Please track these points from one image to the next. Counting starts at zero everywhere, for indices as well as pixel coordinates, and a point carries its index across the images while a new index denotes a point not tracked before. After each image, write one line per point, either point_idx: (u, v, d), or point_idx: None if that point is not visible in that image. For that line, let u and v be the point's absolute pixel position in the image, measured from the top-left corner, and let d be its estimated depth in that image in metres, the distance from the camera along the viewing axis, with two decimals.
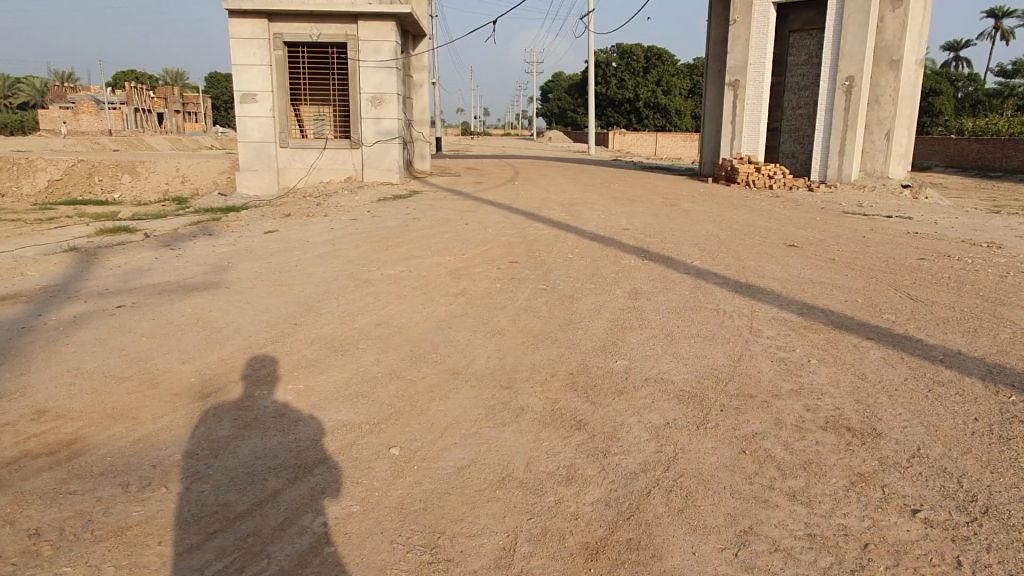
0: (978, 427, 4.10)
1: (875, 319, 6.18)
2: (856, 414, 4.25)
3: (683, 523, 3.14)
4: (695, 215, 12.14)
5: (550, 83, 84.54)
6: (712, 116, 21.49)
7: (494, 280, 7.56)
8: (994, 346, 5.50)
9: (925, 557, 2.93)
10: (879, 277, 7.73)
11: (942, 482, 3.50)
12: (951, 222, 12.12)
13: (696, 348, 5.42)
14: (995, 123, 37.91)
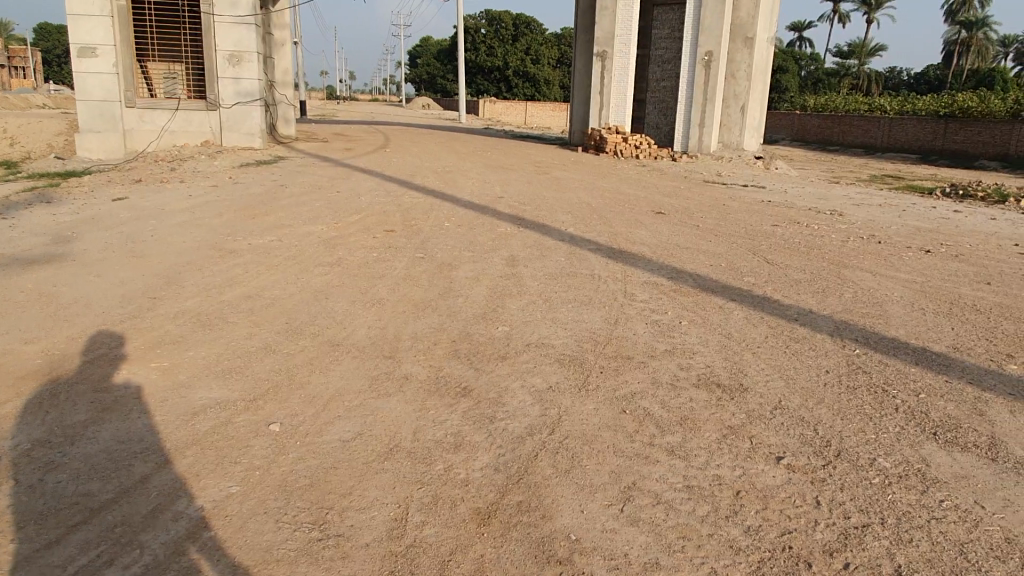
0: (829, 378, 4.48)
1: (737, 282, 6.56)
2: (724, 371, 4.51)
3: (571, 484, 3.22)
4: (567, 183, 12.36)
5: (419, 48, 82.89)
6: (581, 85, 21.89)
7: (370, 249, 7.36)
8: (840, 304, 6.01)
9: (790, 500, 3.16)
10: (739, 243, 8.21)
11: (801, 430, 3.80)
12: (798, 191, 13.06)
13: (574, 313, 5.54)
14: (833, 100, 41.15)
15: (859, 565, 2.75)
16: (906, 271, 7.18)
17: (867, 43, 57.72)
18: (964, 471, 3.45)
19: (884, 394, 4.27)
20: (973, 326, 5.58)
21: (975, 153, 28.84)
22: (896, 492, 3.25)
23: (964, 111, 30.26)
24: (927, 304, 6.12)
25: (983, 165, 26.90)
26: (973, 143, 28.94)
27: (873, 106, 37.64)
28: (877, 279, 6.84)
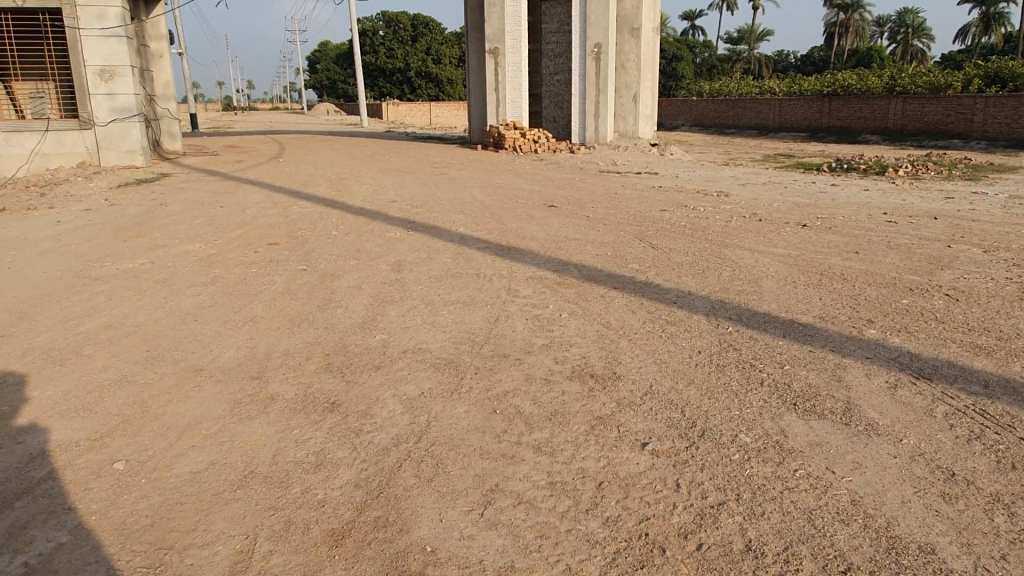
0: (701, 358, 4.57)
1: (619, 270, 6.64)
2: (599, 361, 4.53)
3: (432, 492, 3.15)
4: (462, 183, 12.31)
5: (317, 54, 81.21)
6: (477, 83, 21.91)
7: (249, 265, 7.09)
8: (717, 284, 6.15)
9: (650, 486, 3.18)
10: (626, 230, 8.34)
11: (668, 413, 3.84)
12: (688, 176, 13.41)
13: (455, 315, 5.46)
14: (726, 85, 42.61)
15: (711, 545, 2.78)
16: (782, 247, 7.43)
17: (754, 28, 60.09)
18: (819, 439, 3.56)
19: (751, 369, 4.38)
20: (839, 295, 5.82)
21: (858, 128, 30.40)
22: (754, 466, 3.31)
23: (845, 89, 31.88)
24: (799, 277, 6.35)
25: (866, 140, 28.37)
26: (855, 119, 30.50)
27: (763, 89, 39.13)
28: (753, 256, 7.06)
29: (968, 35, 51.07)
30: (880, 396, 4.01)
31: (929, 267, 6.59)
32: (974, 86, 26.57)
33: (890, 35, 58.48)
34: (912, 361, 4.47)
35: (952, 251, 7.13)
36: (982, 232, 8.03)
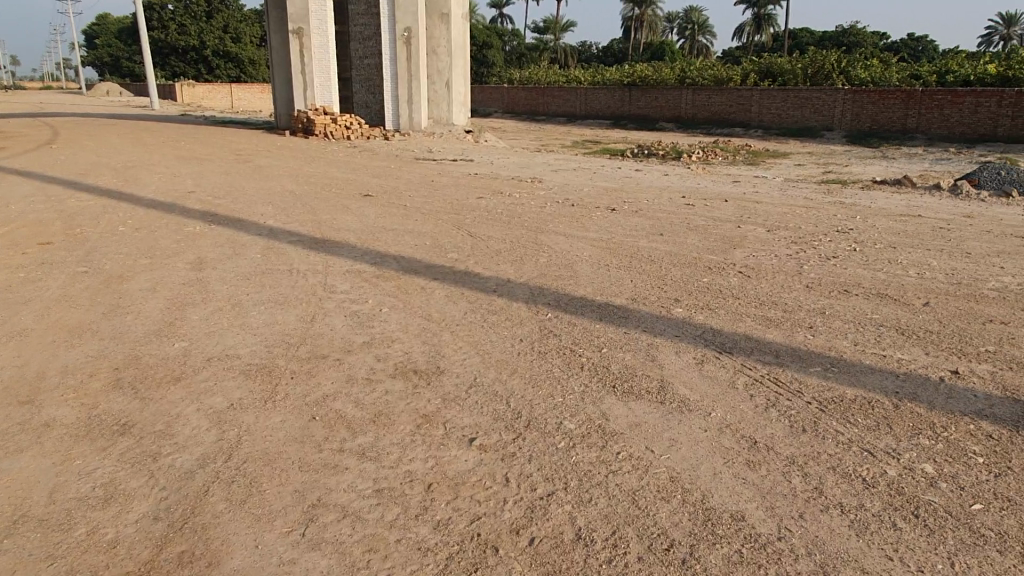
0: (523, 346, 4.59)
1: (439, 259, 6.54)
2: (423, 356, 4.40)
3: (245, 515, 2.87)
4: (269, 172, 11.58)
5: (95, 27, 72.95)
6: (281, 65, 20.78)
7: (15, 269, 6.14)
8: (536, 271, 6.23)
9: (480, 483, 3.12)
10: (444, 218, 8.26)
11: (494, 405, 3.80)
12: (503, 162, 13.59)
13: (266, 315, 5.07)
14: (535, 73, 43.87)
15: (542, 538, 2.77)
16: (594, 231, 7.72)
17: (559, 19, 62.36)
18: (638, 419, 3.69)
19: (571, 354, 4.47)
20: (647, 277, 6.13)
21: (655, 117, 32.61)
22: (579, 453, 3.36)
23: (643, 79, 34.03)
24: (611, 260, 6.61)
25: (662, 128, 30.50)
26: (653, 108, 32.67)
27: (569, 78, 40.77)
28: (568, 241, 7.26)
29: (743, 33, 56.57)
30: (690, 372, 4.25)
31: (724, 247, 7.14)
32: (751, 80, 29.46)
33: (679, 31, 63.27)
34: (714, 336, 4.80)
35: (741, 232, 7.79)
36: (764, 213, 8.86)
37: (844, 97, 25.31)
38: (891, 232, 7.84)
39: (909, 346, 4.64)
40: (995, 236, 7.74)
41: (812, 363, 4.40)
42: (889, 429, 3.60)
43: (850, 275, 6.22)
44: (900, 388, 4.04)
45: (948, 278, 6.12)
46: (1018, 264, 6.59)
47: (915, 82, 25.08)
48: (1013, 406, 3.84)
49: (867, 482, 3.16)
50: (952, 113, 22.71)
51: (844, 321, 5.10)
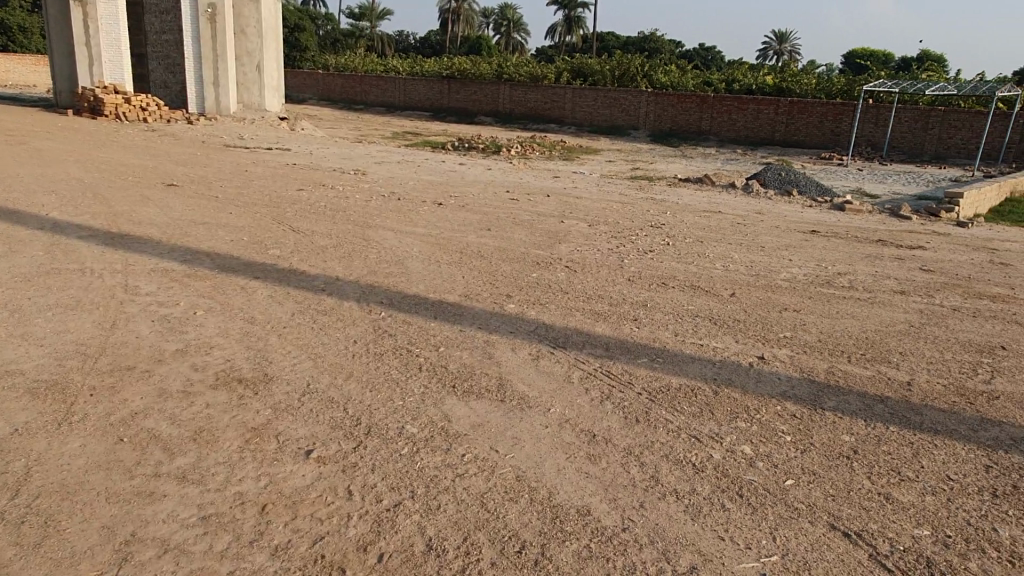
0: (357, 347, 4.39)
1: (259, 257, 6.09)
2: (246, 363, 4.06)
3: (44, 561, 2.47)
4: (51, 156, 10.21)
5: None
6: (60, 35, 18.47)
7: None
8: (365, 268, 6.00)
9: (320, 499, 2.92)
10: (263, 212, 7.74)
11: (331, 413, 3.59)
12: (322, 153, 13.02)
13: (54, 323, 4.43)
14: (351, 61, 42.61)
15: (391, 552, 2.64)
16: (423, 226, 7.59)
17: (375, 6, 60.99)
18: (479, 419, 3.66)
19: (408, 355, 4.33)
20: (479, 273, 6.12)
21: (474, 110, 32.94)
22: (423, 457, 3.26)
23: (461, 73, 34.24)
24: (442, 256, 6.53)
25: (481, 121, 30.90)
26: (471, 102, 32.96)
27: (387, 67, 40.05)
28: (397, 237, 7.08)
29: (555, 33, 58.79)
30: (527, 368, 4.30)
31: (550, 241, 7.32)
32: (564, 79, 30.65)
33: (494, 27, 64.44)
34: (548, 332, 4.89)
35: (565, 226, 8.05)
36: (585, 208, 9.20)
37: (648, 100, 27.09)
38: (697, 228, 8.47)
39: (722, 335, 5.02)
40: (782, 231, 8.64)
41: (639, 354, 4.62)
42: (711, 415, 3.86)
43: (665, 268, 6.64)
44: (717, 375, 4.36)
45: (748, 270, 6.72)
46: (802, 257, 7.39)
47: (707, 88, 27.74)
48: (810, 386, 4.28)
49: (697, 467, 3.36)
50: (738, 118, 25.18)
51: (664, 313, 5.42)
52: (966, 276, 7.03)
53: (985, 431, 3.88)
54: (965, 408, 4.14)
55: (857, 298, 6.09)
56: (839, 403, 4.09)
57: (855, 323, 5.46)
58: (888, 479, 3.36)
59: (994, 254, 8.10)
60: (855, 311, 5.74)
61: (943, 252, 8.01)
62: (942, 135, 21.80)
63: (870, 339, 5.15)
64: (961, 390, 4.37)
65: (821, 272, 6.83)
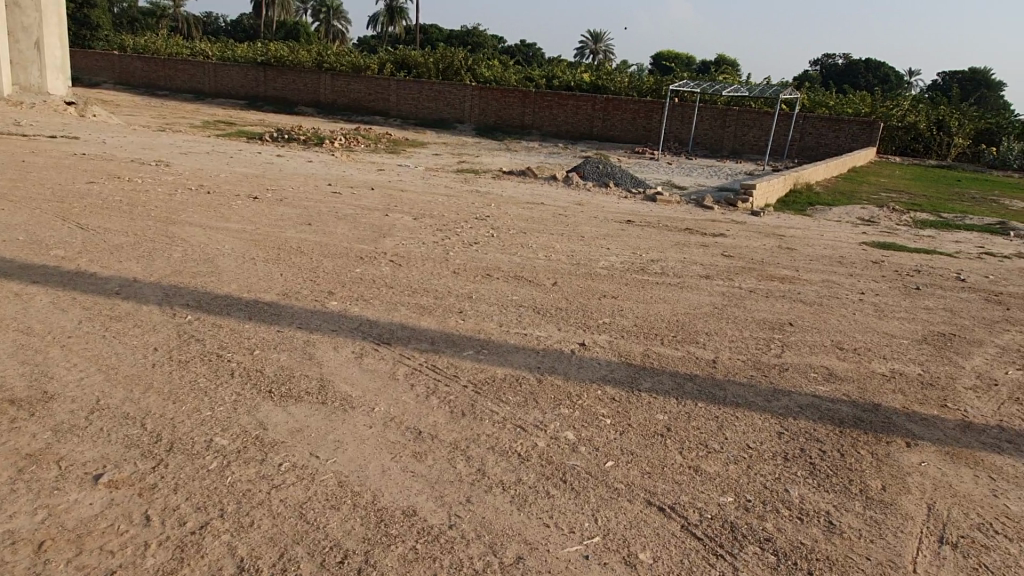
0: (158, 355, 3.99)
1: (40, 259, 5.39)
2: (21, 382, 3.55)
3: None
4: None
5: None
6: None
7: None
8: (168, 267, 5.49)
9: (112, 529, 2.61)
10: (44, 207, 6.86)
11: (126, 431, 3.23)
12: (118, 142, 11.81)
13: None
14: (152, 43, 39.14)
15: None
16: (235, 221, 7.10)
17: None
18: (298, 425, 3.45)
19: (218, 360, 4.00)
20: (298, 269, 5.82)
21: (293, 100, 31.53)
22: (234, 471, 3.02)
23: (278, 59, 32.63)
24: (256, 253, 6.14)
25: (301, 111, 29.61)
26: (290, 90, 31.51)
27: (194, 51, 37.25)
28: (205, 233, 6.55)
29: (376, 23, 57.67)
30: (350, 367, 4.13)
31: (374, 236, 7.13)
32: (387, 70, 30.13)
33: (313, 13, 62.05)
34: (372, 328, 4.74)
35: (389, 220, 7.88)
36: (411, 201, 9.08)
37: (472, 93, 27.32)
38: (521, 219, 8.64)
39: (545, 324, 5.14)
40: (600, 221, 9.04)
41: (465, 347, 4.60)
42: (535, 403, 3.93)
43: (490, 259, 6.69)
44: (541, 363, 4.45)
45: (569, 259, 6.95)
46: (618, 245, 7.77)
47: (529, 83, 28.58)
48: (627, 369, 4.48)
49: (522, 457, 3.40)
50: (559, 113, 26.15)
51: (489, 305, 5.45)
52: (759, 260, 7.74)
53: (777, 400, 4.26)
54: (760, 380, 4.53)
55: (667, 283, 6.48)
56: (652, 384, 4.32)
57: (666, 306, 5.81)
58: (697, 453, 3.58)
59: (782, 240, 8.99)
60: (666, 295, 6.11)
61: (740, 239, 8.76)
62: (737, 132, 24.04)
63: (679, 321, 5.50)
64: (757, 364, 4.79)
65: (635, 259, 7.22)
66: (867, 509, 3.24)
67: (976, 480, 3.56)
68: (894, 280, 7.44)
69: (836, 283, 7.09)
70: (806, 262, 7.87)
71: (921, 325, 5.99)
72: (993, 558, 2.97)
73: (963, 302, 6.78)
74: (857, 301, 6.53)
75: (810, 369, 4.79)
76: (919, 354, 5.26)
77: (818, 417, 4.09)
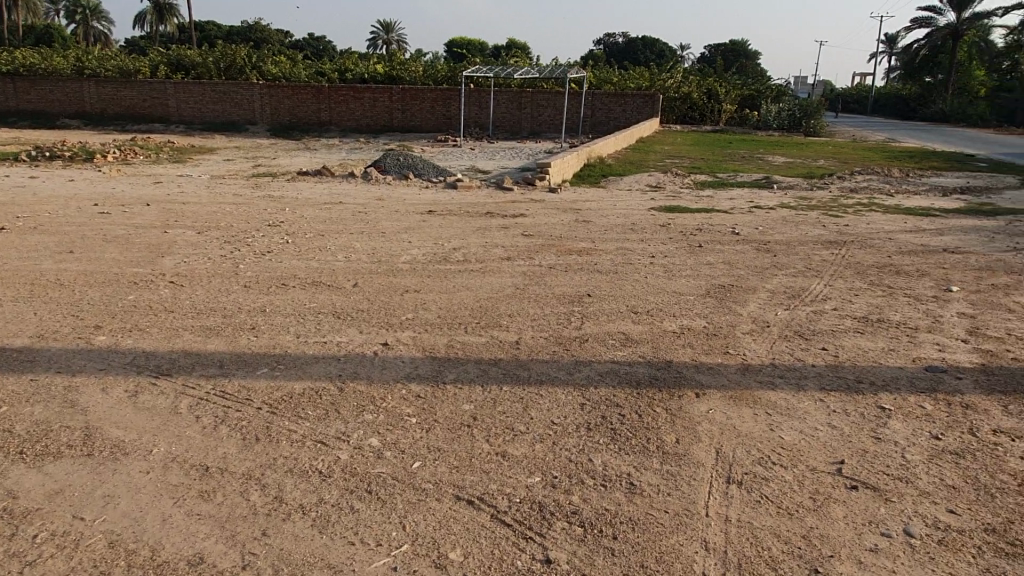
0: None
1: None
2: None
3: None
4: None
5: None
6: None
7: None
8: None
9: None
10: None
11: None
12: None
13: None
14: None
15: None
16: None
17: None
18: (57, 485, 3.03)
19: None
20: (57, 306, 5.15)
21: (53, 112, 28.13)
22: None
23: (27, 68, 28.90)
24: (3, 293, 5.35)
25: (64, 124, 26.49)
26: (46, 103, 28.05)
27: None
28: None
29: (144, 21, 52.94)
30: (122, 409, 3.69)
31: (151, 257, 6.49)
32: (161, 73, 27.76)
33: (66, 13, 55.74)
34: (149, 360, 4.29)
35: (169, 237, 7.23)
36: (193, 214, 8.41)
37: (261, 92, 25.92)
38: (317, 221, 8.29)
39: (345, 328, 4.93)
40: (401, 214, 8.90)
41: (259, 365, 4.30)
42: (336, 414, 3.75)
43: (284, 267, 6.34)
44: (342, 370, 4.26)
45: (370, 257, 6.76)
46: (420, 237, 7.68)
47: (321, 78, 27.67)
48: (432, 364, 4.41)
49: (323, 474, 3.21)
50: (356, 107, 25.58)
51: (284, 316, 5.15)
52: (558, 236, 8.00)
53: (578, 372, 4.40)
54: (562, 354, 4.65)
55: (470, 270, 6.50)
56: (458, 374, 4.28)
57: (469, 293, 5.81)
58: (504, 438, 3.58)
59: (578, 214, 9.36)
60: (469, 282, 6.12)
61: (539, 217, 9.00)
62: (534, 114, 25.03)
63: (482, 306, 5.52)
64: (559, 339, 4.91)
65: (437, 249, 7.17)
66: (663, 464, 3.41)
67: (755, 418, 3.87)
68: (679, 240, 7.99)
69: (628, 250, 7.47)
70: (601, 232, 8.25)
71: (704, 279, 6.47)
72: (773, 489, 3.23)
73: (737, 254, 7.42)
74: (648, 264, 6.93)
75: (608, 336, 4.99)
76: (704, 308, 5.67)
77: (616, 382, 4.26)
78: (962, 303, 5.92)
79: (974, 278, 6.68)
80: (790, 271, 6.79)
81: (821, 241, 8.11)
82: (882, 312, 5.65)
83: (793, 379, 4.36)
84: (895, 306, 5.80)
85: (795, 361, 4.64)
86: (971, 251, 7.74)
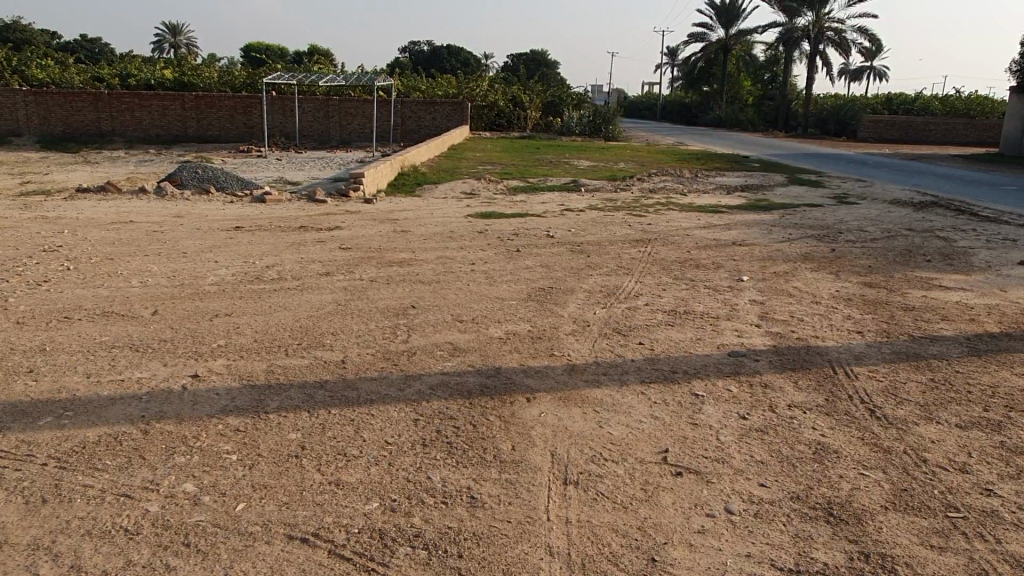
0: None
1: None
2: None
3: None
4: None
5: None
6: None
7: None
8: None
9: None
10: None
11: None
12: None
13: None
14: None
15: None
16: None
17: None
18: None
19: None
20: None
21: None
22: None
23: None
24: None
25: None
26: None
27: None
28: None
29: None
30: None
31: None
32: None
33: None
34: None
35: None
36: None
37: (25, 99, 22.91)
38: (104, 244, 7.45)
39: (146, 362, 4.45)
40: (204, 232, 8.24)
41: (42, 414, 3.73)
42: (142, 460, 3.35)
43: (66, 298, 5.62)
44: (145, 411, 3.81)
45: (170, 281, 6.19)
46: (227, 256, 7.15)
47: (99, 84, 25.05)
48: (252, 393, 4.09)
49: (129, 532, 2.85)
50: (143, 116, 23.50)
51: (70, 354, 4.54)
52: (376, 248, 7.80)
53: (410, 387, 4.28)
54: (391, 370, 4.51)
55: (285, 288, 6.14)
56: (281, 402, 4.00)
57: (287, 313, 5.49)
58: (337, 465, 3.39)
59: (396, 224, 9.22)
60: (285, 302, 5.78)
61: (356, 229, 8.75)
62: (342, 122, 24.47)
63: (301, 326, 5.23)
64: (386, 355, 4.76)
65: (247, 269, 6.70)
66: (501, 473, 3.40)
67: (584, 418, 3.98)
68: (497, 246, 8.11)
69: (448, 259, 7.46)
70: (420, 242, 8.16)
71: (524, 283, 6.62)
72: (607, 485, 3.34)
73: (554, 257, 7.68)
74: (470, 272, 6.94)
75: (436, 348, 4.92)
76: (527, 312, 5.77)
77: (447, 394, 4.21)
78: (752, 291, 6.53)
79: (760, 267, 7.41)
80: (604, 271, 7.12)
81: (627, 240, 8.62)
82: (688, 304, 6.09)
83: (616, 375, 4.56)
84: (698, 298, 6.28)
85: (616, 357, 4.85)
86: (755, 243, 8.59)
